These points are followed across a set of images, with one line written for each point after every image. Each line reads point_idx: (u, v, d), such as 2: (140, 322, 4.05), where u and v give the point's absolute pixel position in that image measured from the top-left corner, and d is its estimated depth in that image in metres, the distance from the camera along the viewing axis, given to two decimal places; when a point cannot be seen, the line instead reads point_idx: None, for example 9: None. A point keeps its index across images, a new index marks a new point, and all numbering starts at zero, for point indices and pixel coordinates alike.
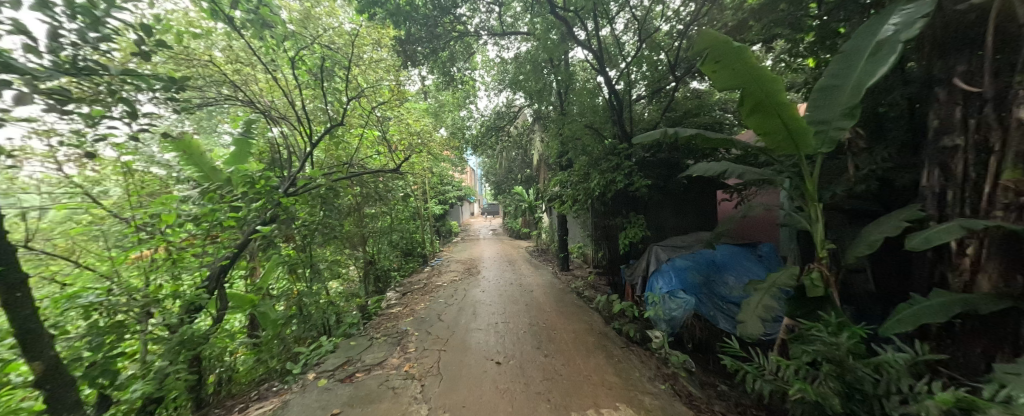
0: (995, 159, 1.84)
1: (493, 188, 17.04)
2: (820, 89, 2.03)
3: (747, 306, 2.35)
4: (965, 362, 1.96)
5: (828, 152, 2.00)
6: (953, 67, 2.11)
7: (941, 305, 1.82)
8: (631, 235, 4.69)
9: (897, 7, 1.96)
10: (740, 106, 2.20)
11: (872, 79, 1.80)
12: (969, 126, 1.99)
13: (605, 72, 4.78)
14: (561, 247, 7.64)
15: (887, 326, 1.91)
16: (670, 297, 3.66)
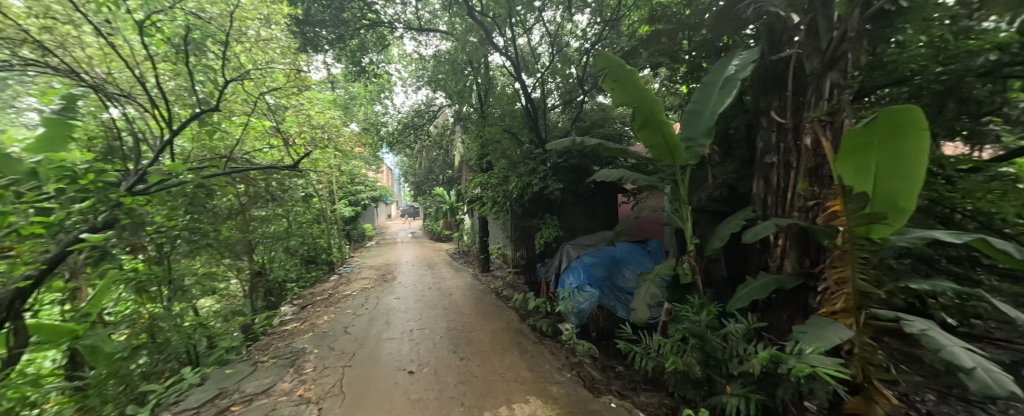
0: (791, 173, 2.48)
1: (414, 189, 16.47)
2: (689, 112, 2.48)
3: (638, 295, 2.73)
4: (778, 326, 2.58)
5: (694, 164, 2.45)
6: (772, 102, 2.78)
7: (763, 284, 2.35)
8: (547, 235, 5.09)
9: (736, 53, 2.51)
10: (632, 121, 2.55)
11: (722, 107, 2.28)
12: (779, 148, 2.65)
13: (521, 79, 5.06)
14: (481, 249, 7.80)
15: (730, 304, 2.40)
16: (578, 292, 4.04)
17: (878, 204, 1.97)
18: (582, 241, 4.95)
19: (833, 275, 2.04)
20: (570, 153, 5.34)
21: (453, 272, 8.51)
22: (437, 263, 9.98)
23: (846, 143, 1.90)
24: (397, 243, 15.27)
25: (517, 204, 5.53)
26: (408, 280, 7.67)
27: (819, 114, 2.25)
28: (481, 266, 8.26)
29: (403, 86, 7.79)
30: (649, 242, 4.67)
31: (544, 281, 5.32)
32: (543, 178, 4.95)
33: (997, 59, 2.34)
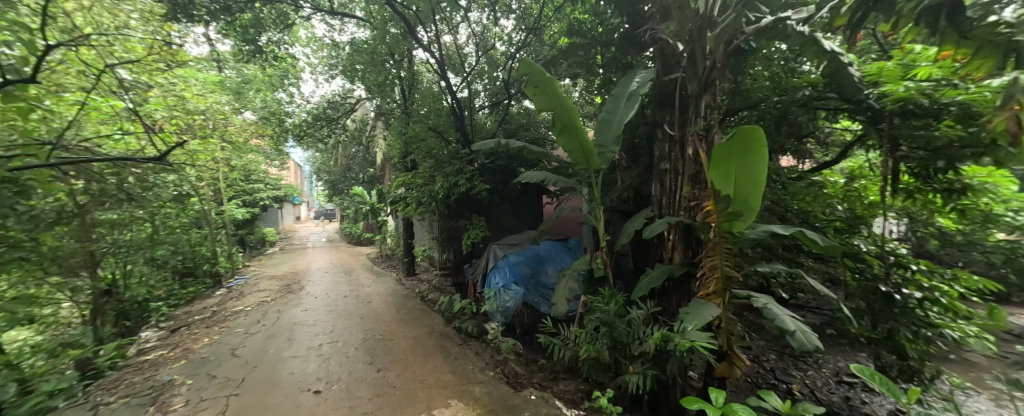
0: (673, 177, 2.92)
1: (326, 189, 14.99)
2: (601, 121, 2.72)
3: (558, 289, 2.92)
4: (668, 309, 2.98)
5: (606, 168, 2.70)
6: (665, 117, 3.21)
7: (658, 273, 2.69)
8: (474, 235, 5.08)
9: (638, 70, 2.84)
10: (552, 126, 2.71)
11: (628, 117, 2.56)
12: (666, 157, 3.08)
13: (447, 78, 5.01)
14: (406, 252, 7.47)
15: (634, 292, 2.71)
16: (504, 290, 4.14)
17: (737, 204, 2.37)
18: (509, 241, 5.06)
19: (708, 262, 2.45)
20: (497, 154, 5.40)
21: (372, 278, 7.94)
22: (355, 268, 9.21)
23: (716, 152, 2.32)
24: (306, 248, 13.70)
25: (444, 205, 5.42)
26: (318, 289, 6.92)
27: (698, 129, 2.68)
28: (404, 269, 7.88)
29: (311, 73, 7.04)
30: (570, 239, 4.94)
31: (471, 283, 5.28)
32: (470, 180, 4.98)
33: (812, 93, 3.10)
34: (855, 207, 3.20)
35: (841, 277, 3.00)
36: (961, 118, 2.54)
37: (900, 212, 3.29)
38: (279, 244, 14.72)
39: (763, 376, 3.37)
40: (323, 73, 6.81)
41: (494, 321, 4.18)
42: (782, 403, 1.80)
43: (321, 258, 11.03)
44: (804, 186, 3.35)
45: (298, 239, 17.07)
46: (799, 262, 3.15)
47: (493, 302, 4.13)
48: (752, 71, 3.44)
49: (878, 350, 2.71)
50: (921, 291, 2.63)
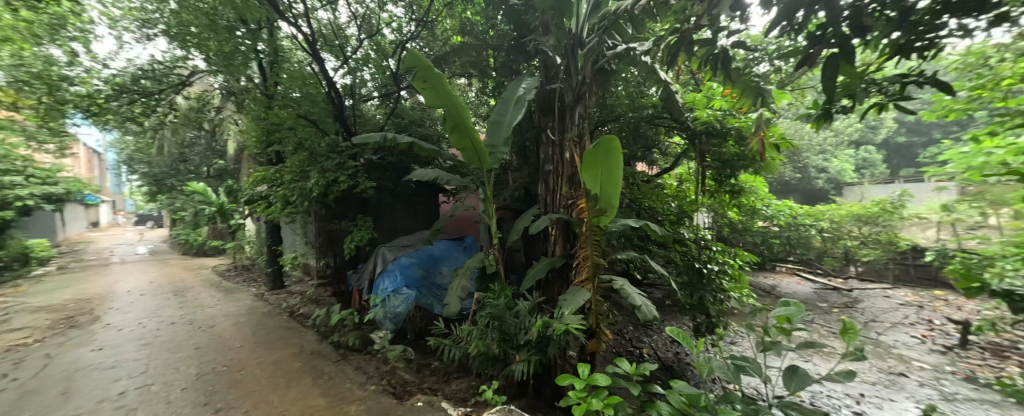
0: (553, 177, 3.20)
1: (143, 185, 11.51)
2: (492, 122, 2.78)
3: (451, 288, 2.91)
4: (551, 298, 3.25)
5: (497, 168, 2.78)
6: (546, 123, 3.50)
7: (543, 265, 2.92)
8: (359, 238, 4.66)
9: (525, 76, 3.00)
10: (443, 123, 2.66)
11: (516, 120, 2.67)
12: (548, 159, 3.36)
13: (322, 61, 4.53)
14: (268, 260, 6.32)
15: (522, 283, 2.89)
16: (393, 295, 3.86)
17: (602, 201, 2.73)
18: (400, 243, 4.80)
19: (582, 254, 2.74)
20: (388, 150, 5.10)
21: (220, 296, 6.45)
22: (193, 285, 7.33)
23: (586, 157, 2.60)
24: (109, 263, 10.25)
25: (319, 205, 4.78)
26: (128, 317, 5.23)
27: (573, 135, 3.01)
28: (267, 281, 6.66)
29: (112, 30, 5.24)
30: (467, 238, 4.87)
31: (356, 290, 4.83)
32: (352, 177, 4.53)
33: (654, 112, 3.86)
34: (681, 203, 4.12)
35: (674, 258, 3.72)
36: (738, 139, 3.56)
37: (709, 207, 4.46)
38: (61, 261, 10.69)
39: (623, 346, 4.03)
40: (135, 32, 5.14)
41: (381, 330, 3.87)
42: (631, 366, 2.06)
43: (136, 275, 8.40)
44: (650, 187, 4.14)
45: (101, 252, 12.80)
46: (646, 247, 3.82)
47: (379, 309, 3.83)
48: (615, 89, 4.07)
49: (696, 313, 3.52)
50: (716, 265, 3.56)
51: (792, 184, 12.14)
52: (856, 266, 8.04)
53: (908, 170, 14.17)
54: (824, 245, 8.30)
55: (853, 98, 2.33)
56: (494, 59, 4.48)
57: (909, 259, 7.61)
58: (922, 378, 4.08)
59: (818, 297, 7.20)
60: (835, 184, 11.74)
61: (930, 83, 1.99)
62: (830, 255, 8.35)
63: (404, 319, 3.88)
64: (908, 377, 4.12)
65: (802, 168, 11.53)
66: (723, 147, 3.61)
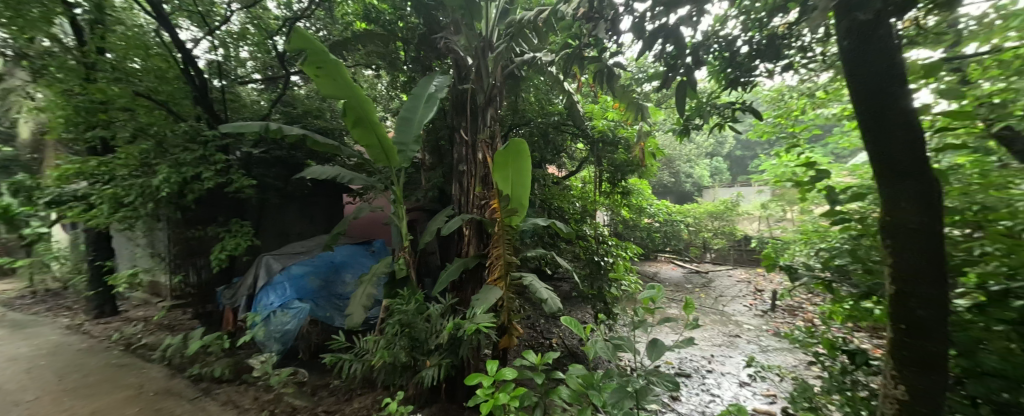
0: (467, 177, 3.14)
1: None
2: (401, 119, 2.59)
3: (354, 298, 2.65)
4: (464, 299, 3.17)
5: (407, 167, 2.60)
6: (460, 122, 3.42)
7: (456, 266, 2.85)
8: (233, 246, 3.90)
9: (436, 73, 2.86)
10: (343, 116, 2.40)
11: (428, 118, 2.54)
12: (461, 158, 3.28)
13: (171, 29, 3.71)
14: (92, 278, 4.88)
15: (435, 286, 2.77)
16: (281, 311, 3.37)
17: (514, 202, 2.73)
18: (289, 250, 4.21)
19: (494, 253, 2.74)
20: (276, 144, 4.52)
21: (7, 332, 4.73)
22: None
23: (498, 158, 2.57)
24: None
25: (173, 207, 3.89)
26: None
27: (485, 137, 2.98)
28: (91, 305, 5.14)
29: None
30: (374, 242, 4.51)
31: (229, 308, 4.05)
32: (223, 173, 3.81)
33: (560, 119, 4.12)
34: (584, 203, 4.47)
35: (578, 253, 4.05)
36: (627, 148, 4.08)
37: (607, 207, 4.93)
38: None
39: (534, 340, 4.20)
40: None
41: (264, 352, 3.33)
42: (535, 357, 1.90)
43: None
44: (558, 188, 4.38)
45: None
46: (555, 244, 4.07)
47: (263, 328, 3.31)
48: (525, 94, 4.19)
49: (598, 303, 3.85)
50: (612, 258, 3.98)
51: (665, 186, 14.31)
52: (710, 253, 9.84)
53: (743, 176, 17.95)
54: (690, 237, 9.94)
55: (703, 117, 2.85)
56: (404, 52, 4.19)
57: (744, 246, 9.61)
58: (750, 337, 5.16)
59: (685, 279, 8.61)
60: (698, 187, 14.19)
61: (750, 111, 2.57)
62: (694, 246, 10.06)
63: (295, 336, 3.42)
64: (742, 337, 5.16)
65: (675, 173, 13.65)
66: (616, 153, 4.08)
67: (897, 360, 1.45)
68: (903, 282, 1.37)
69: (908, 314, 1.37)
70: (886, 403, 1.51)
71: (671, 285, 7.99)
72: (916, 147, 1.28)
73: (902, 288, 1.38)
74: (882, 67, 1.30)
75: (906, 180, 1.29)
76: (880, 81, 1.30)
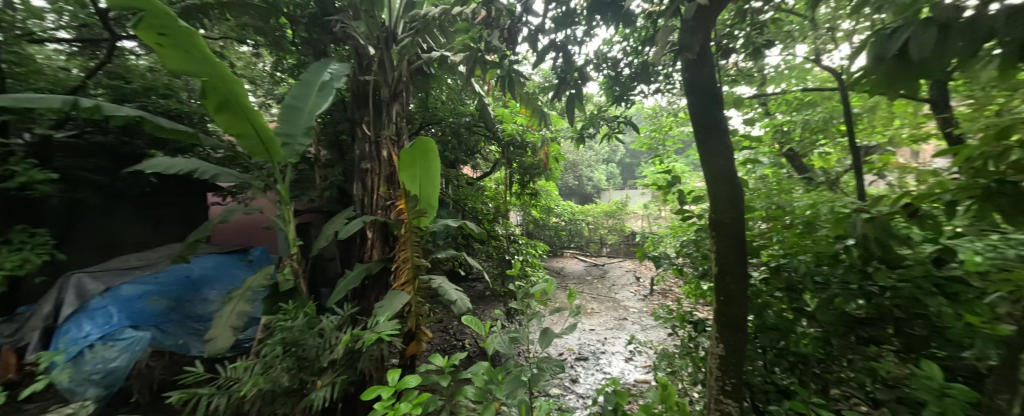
0: (370, 176, 2.92)
1: None
2: (285, 107, 2.32)
3: (218, 319, 2.25)
4: (366, 307, 2.95)
5: (294, 162, 2.34)
6: (362, 115, 3.16)
7: (355, 273, 2.60)
8: (17, 260, 2.94)
9: (331, 60, 2.62)
10: (202, 99, 2.04)
11: (320, 109, 2.35)
12: (364, 155, 3.03)
13: None
14: None
15: (330, 296, 2.50)
16: (104, 345, 2.72)
17: (422, 202, 2.56)
18: (117, 265, 3.41)
19: (401, 256, 2.54)
20: (98, 128, 3.66)
21: None
22: None
23: (402, 155, 2.40)
24: None
25: None
26: None
27: (389, 133, 2.82)
28: None
29: None
30: (250, 251, 4.09)
31: (8, 349, 2.97)
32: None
33: (471, 119, 4.13)
34: (497, 203, 4.55)
35: (491, 253, 4.18)
36: (535, 151, 4.34)
37: (519, 207, 5.12)
38: None
39: (446, 342, 4.17)
40: None
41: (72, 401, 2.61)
42: (442, 357, 1.61)
43: None
44: (471, 188, 4.37)
45: None
46: (467, 245, 4.04)
47: (72, 370, 2.58)
48: (436, 91, 4.08)
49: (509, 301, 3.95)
50: (522, 256, 4.22)
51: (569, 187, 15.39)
52: (606, 248, 10.95)
53: (632, 179, 20.40)
54: (590, 234, 10.92)
55: (595, 127, 3.14)
56: (292, 32, 3.69)
57: (633, 240, 10.92)
58: (635, 319, 5.87)
59: (586, 273, 9.38)
60: (596, 189, 15.68)
61: (630, 125, 2.96)
62: (593, 242, 11.08)
63: (124, 374, 2.78)
64: (629, 320, 5.84)
65: (577, 176, 14.85)
66: (524, 156, 4.31)
67: (716, 324, 1.92)
68: (722, 264, 1.82)
69: (726, 289, 1.83)
70: (712, 357, 1.97)
71: (574, 278, 8.63)
72: (727, 161, 1.75)
73: (723, 267, 1.82)
74: (705, 97, 1.76)
75: (724, 180, 1.74)
76: (705, 108, 1.74)
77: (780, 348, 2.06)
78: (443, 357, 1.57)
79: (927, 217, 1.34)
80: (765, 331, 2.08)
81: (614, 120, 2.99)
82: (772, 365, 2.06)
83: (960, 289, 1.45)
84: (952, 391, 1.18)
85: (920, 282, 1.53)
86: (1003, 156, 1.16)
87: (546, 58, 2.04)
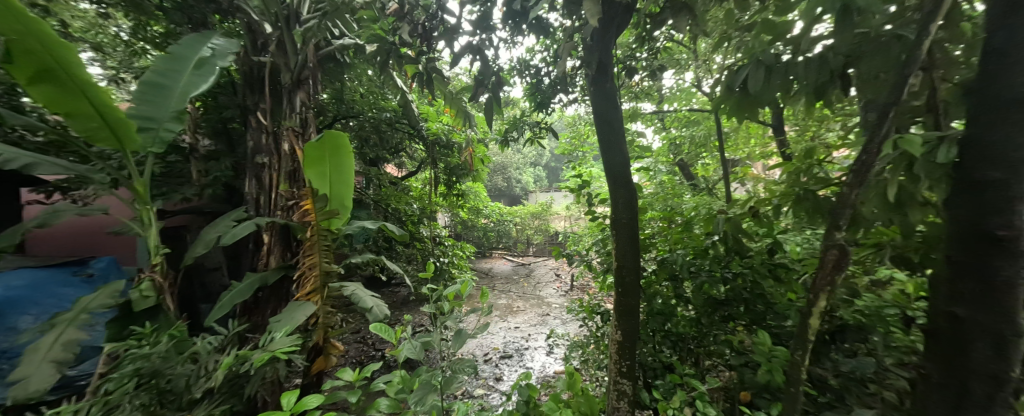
0: (268, 173, 2.60)
1: None
2: (145, 84, 1.91)
3: (29, 355, 1.52)
4: (258, 323, 2.51)
5: (157, 153, 1.95)
6: (258, 102, 2.78)
7: (246, 285, 2.19)
8: None
9: (215, 35, 2.30)
10: (8, 63, 1.60)
11: (197, 92, 1.98)
12: (263, 148, 2.66)
13: None
14: None
15: (208, 316, 2.01)
16: None
17: (333, 202, 2.27)
18: None
19: (305, 262, 2.17)
20: None
21: None
22: None
23: (306, 152, 2.07)
24: None
25: None
26: None
27: (292, 124, 2.53)
28: None
29: None
30: (92, 261, 2.72)
31: None
32: None
33: (391, 116, 3.95)
34: (422, 204, 4.43)
35: (415, 255, 4.16)
36: (460, 151, 4.31)
37: (445, 207, 5.03)
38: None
39: (365, 351, 4.09)
40: None
41: None
42: (351, 371, 1.45)
43: None
44: (393, 188, 4.18)
45: None
46: (389, 248, 4.13)
47: None
48: (351, 83, 3.80)
49: None
50: (448, 258, 4.19)
51: (497, 189, 15.56)
52: (532, 247, 11.28)
53: (557, 182, 21.40)
54: (517, 235, 11.20)
55: (519, 130, 3.20)
56: None
57: (556, 239, 11.43)
58: (557, 314, 6.13)
59: (512, 272, 9.61)
60: (524, 190, 16.10)
61: (551, 131, 3.08)
62: (520, 242, 11.35)
63: None
64: (551, 315, 6.08)
65: (506, 178, 15.12)
66: (450, 156, 4.33)
67: (614, 313, 2.12)
68: (622, 259, 2.03)
69: (622, 280, 2.05)
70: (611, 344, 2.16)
71: (501, 278, 8.76)
72: (620, 170, 1.99)
73: (622, 262, 2.04)
74: (607, 109, 1.99)
75: (621, 185, 2.00)
76: (607, 122, 1.99)
77: (666, 329, 2.42)
78: (352, 371, 1.41)
79: (762, 216, 1.84)
80: (653, 316, 2.43)
81: (537, 125, 3.09)
82: (659, 345, 2.43)
83: (783, 272, 1.95)
84: (775, 352, 1.58)
85: (759, 268, 1.99)
86: (807, 171, 1.64)
87: (462, 60, 2.01)
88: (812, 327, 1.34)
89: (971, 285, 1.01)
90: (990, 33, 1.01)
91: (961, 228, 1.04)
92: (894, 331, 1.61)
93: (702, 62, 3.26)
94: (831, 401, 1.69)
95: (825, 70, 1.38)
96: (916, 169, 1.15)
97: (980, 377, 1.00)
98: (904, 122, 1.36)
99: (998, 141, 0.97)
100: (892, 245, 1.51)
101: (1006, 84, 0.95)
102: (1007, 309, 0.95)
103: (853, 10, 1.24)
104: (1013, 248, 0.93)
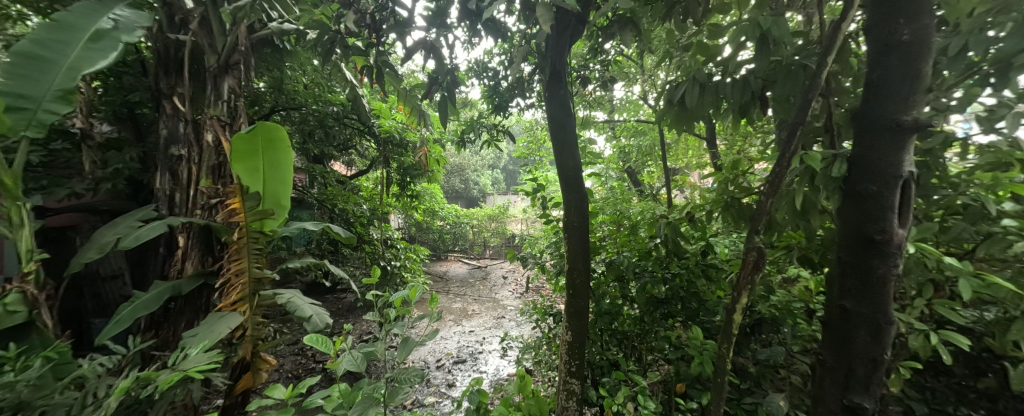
0: (186, 168, 2.33)
1: None
2: (18, 55, 1.62)
3: None
4: (170, 338, 2.21)
5: (39, 139, 1.59)
6: (175, 86, 2.47)
7: (154, 295, 1.94)
8: None
9: (116, 5, 2.04)
10: None
11: (91, 68, 1.72)
12: (182, 140, 2.39)
13: None
14: None
15: (100, 333, 1.76)
16: None
17: (266, 202, 2.07)
18: None
19: (231, 268, 1.96)
20: None
21: None
22: None
23: (234, 146, 1.87)
24: None
25: None
26: None
27: (217, 114, 2.30)
28: None
29: None
30: None
31: None
32: None
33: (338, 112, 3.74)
34: (372, 205, 4.25)
35: (365, 258, 4.00)
36: (414, 151, 4.20)
37: (397, 207, 4.87)
38: None
39: (305, 364, 3.83)
40: None
41: None
42: (284, 388, 1.32)
43: None
44: (339, 188, 3.97)
45: None
46: (335, 252, 4.17)
47: None
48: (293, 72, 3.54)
49: None
50: (399, 261, 4.02)
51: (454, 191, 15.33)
52: (489, 250, 11.23)
53: (513, 185, 21.63)
54: (474, 237, 11.16)
55: (475, 131, 3.16)
56: None
57: (513, 241, 11.49)
58: (512, 316, 6.16)
59: (468, 275, 9.53)
60: (482, 193, 16.01)
61: (507, 134, 3.09)
62: (477, 244, 11.29)
63: None
64: (506, 318, 6.09)
65: (463, 179, 14.94)
66: (404, 155, 4.22)
67: (565, 315, 2.14)
68: (574, 261, 2.07)
69: (573, 281, 2.09)
70: (561, 344, 2.17)
71: (456, 281, 8.66)
72: (571, 173, 2.02)
73: (573, 264, 2.07)
74: (560, 113, 2.02)
75: (572, 188, 2.03)
76: (560, 124, 2.03)
77: (612, 328, 2.50)
78: (284, 388, 1.29)
79: (695, 220, 1.97)
80: (601, 315, 2.48)
81: (494, 127, 3.07)
82: (607, 343, 2.49)
83: (713, 272, 2.13)
84: (706, 347, 1.68)
85: (694, 269, 2.13)
86: (734, 180, 1.77)
87: (415, 55, 1.94)
88: (734, 324, 1.24)
89: (855, 281, 1.07)
90: (870, 61, 1.08)
91: (846, 232, 1.11)
92: (800, 322, 1.79)
93: (649, 75, 3.45)
94: (750, 387, 1.90)
95: (747, 90, 1.51)
96: (816, 181, 1.23)
97: (861, 359, 1.07)
98: (809, 140, 1.53)
99: (877, 159, 1.04)
100: (799, 247, 1.67)
101: (886, 109, 1.02)
102: (883, 300, 1.03)
103: (770, 37, 1.36)
104: (888, 251, 1.01)
